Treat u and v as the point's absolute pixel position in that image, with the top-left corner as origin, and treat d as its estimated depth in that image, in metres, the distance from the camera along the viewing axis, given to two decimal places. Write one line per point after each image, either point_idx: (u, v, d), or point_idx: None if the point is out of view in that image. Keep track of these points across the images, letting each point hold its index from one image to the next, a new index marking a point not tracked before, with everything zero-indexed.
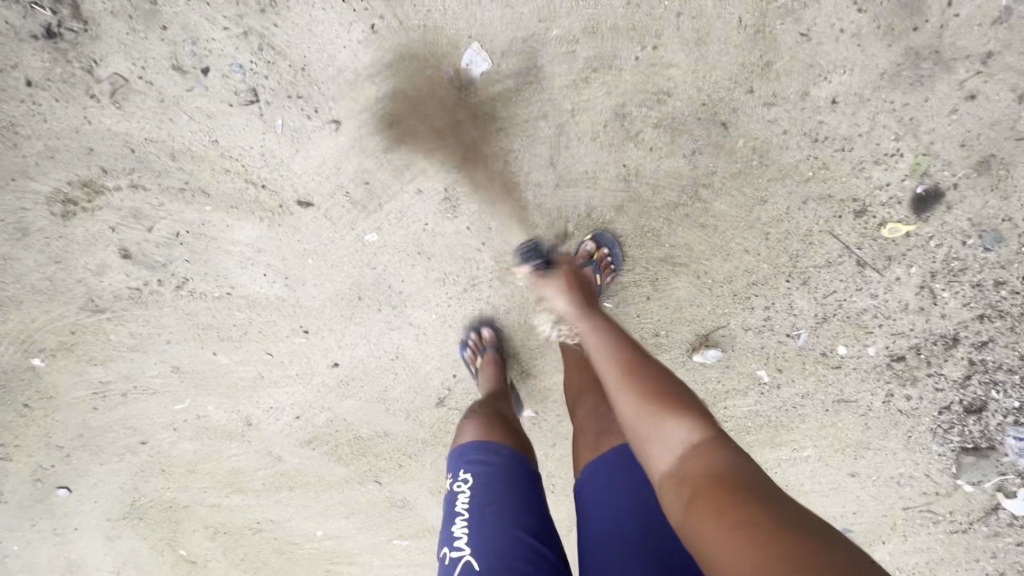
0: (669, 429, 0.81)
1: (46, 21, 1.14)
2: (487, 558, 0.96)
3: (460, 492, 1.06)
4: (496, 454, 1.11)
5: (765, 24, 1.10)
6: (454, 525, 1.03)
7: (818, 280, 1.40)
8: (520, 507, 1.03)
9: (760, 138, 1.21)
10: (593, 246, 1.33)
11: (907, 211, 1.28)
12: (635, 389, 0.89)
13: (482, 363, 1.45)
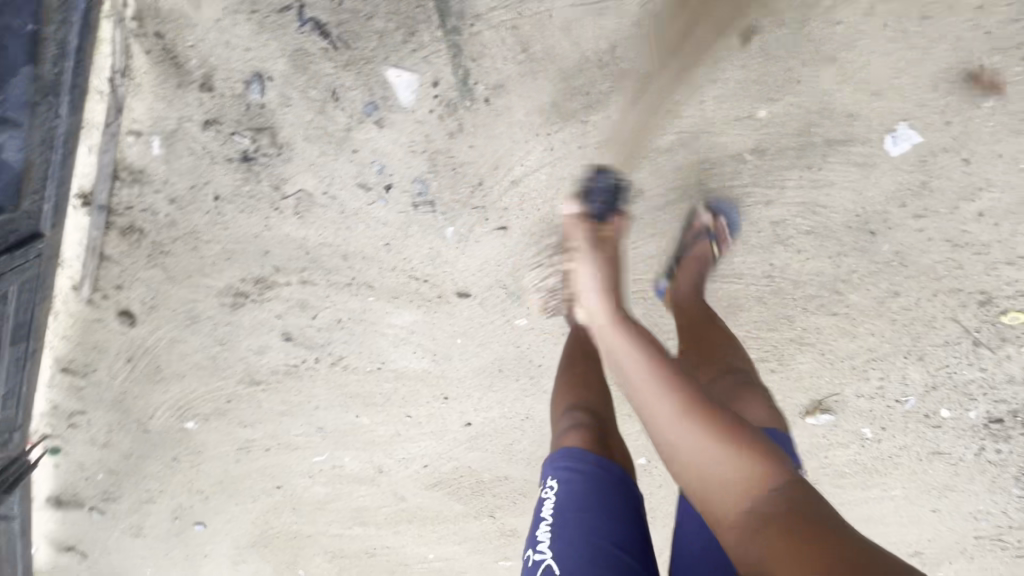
0: (722, 459, 0.78)
1: (243, 148, 1.19)
2: (569, 562, 0.94)
3: (547, 497, 1.04)
4: (584, 460, 1.05)
5: (932, 150, 1.17)
6: (539, 530, 1.00)
7: (934, 356, 1.51)
8: (608, 516, 0.98)
9: (904, 245, 1.30)
10: (711, 217, 1.21)
11: None
12: (687, 413, 0.83)
13: (567, 284, 1.34)
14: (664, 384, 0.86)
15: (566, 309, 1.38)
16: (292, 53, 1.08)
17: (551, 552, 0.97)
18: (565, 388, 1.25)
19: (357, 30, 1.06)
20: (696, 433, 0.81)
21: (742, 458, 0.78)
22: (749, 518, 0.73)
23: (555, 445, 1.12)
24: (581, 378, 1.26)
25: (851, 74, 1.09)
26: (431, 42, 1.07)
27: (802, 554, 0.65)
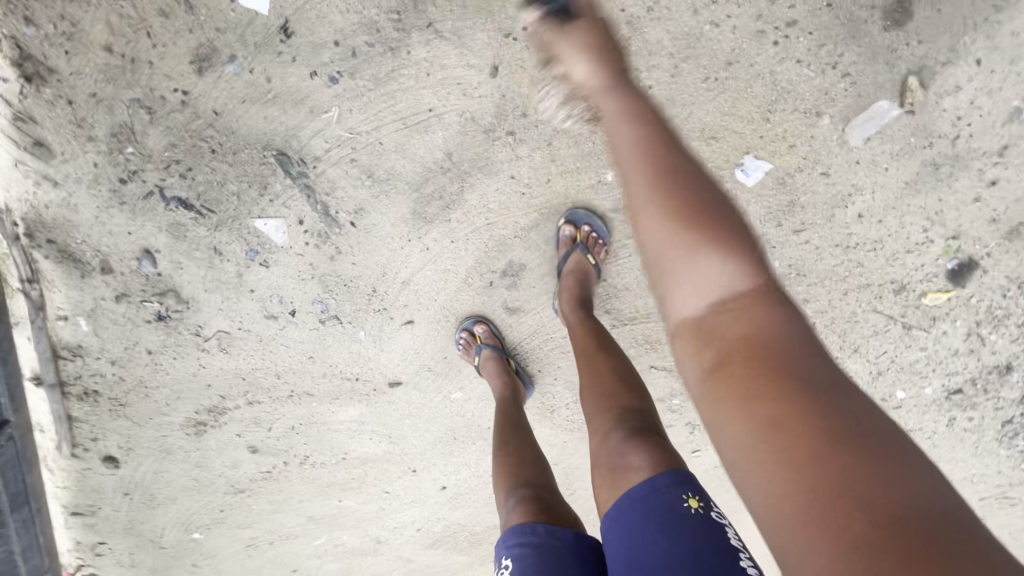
0: (704, 268, 0.68)
1: (156, 309, 1.31)
2: None
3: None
4: (534, 535, 0.95)
5: (787, 172, 1.18)
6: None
7: (869, 346, 1.51)
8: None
9: (796, 258, 1.31)
10: (572, 228, 1.22)
11: (943, 282, 1.37)
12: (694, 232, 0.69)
13: (481, 361, 1.35)
14: (681, 202, 0.71)
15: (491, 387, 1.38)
16: (167, 228, 1.18)
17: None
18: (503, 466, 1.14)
19: (216, 197, 1.15)
20: (679, 238, 0.70)
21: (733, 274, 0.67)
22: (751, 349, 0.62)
23: (506, 523, 1.02)
24: (522, 448, 1.18)
25: (681, 126, 1.12)
26: (284, 189, 1.16)
27: (830, 460, 0.54)
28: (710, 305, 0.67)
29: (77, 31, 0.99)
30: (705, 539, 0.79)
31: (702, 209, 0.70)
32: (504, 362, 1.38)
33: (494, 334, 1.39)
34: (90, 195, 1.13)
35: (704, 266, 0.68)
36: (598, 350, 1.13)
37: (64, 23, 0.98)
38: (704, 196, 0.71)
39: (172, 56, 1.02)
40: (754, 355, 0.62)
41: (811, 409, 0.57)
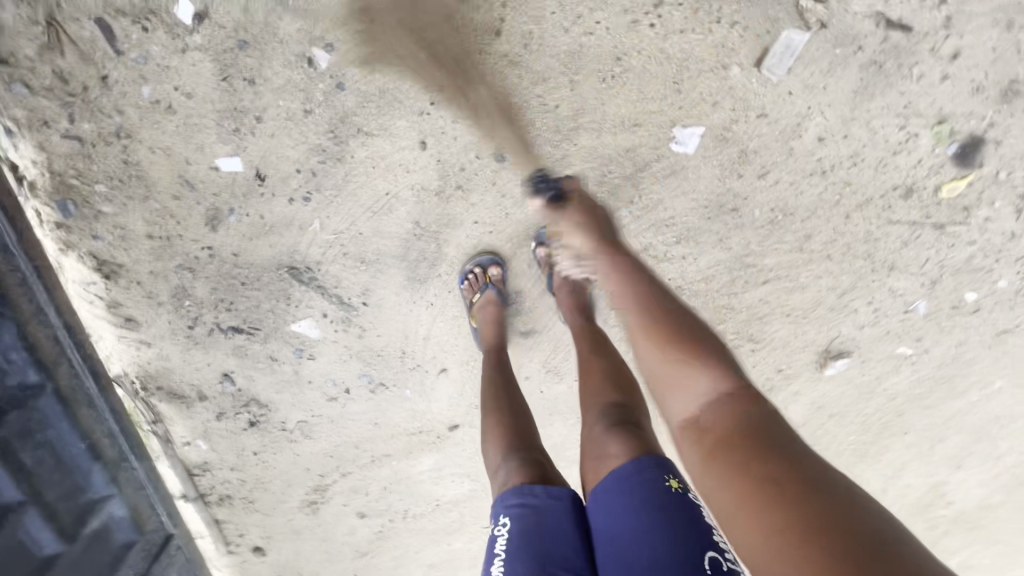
0: (695, 381, 0.84)
1: (248, 417, 1.60)
2: None
3: (498, 535, 0.90)
4: (531, 495, 0.92)
5: (723, 127, 1.21)
6: (491, 565, 0.86)
7: (906, 258, 1.40)
8: (559, 547, 0.84)
9: (774, 200, 1.29)
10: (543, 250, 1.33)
11: (954, 169, 1.26)
12: (665, 346, 0.88)
13: (484, 302, 1.35)
14: (651, 332, 0.91)
15: (479, 326, 1.38)
16: (233, 351, 1.47)
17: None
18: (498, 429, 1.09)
19: (258, 316, 1.42)
20: (662, 362, 0.88)
21: (714, 381, 0.83)
22: (712, 435, 0.78)
23: (500, 485, 0.99)
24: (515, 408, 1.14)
25: (603, 125, 1.21)
26: (304, 294, 1.40)
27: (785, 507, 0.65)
28: (694, 409, 0.83)
29: (129, 230, 1.27)
30: (684, 512, 0.79)
31: (665, 326, 0.90)
32: (502, 309, 1.38)
33: (504, 280, 1.37)
34: (173, 345, 1.43)
35: (694, 376, 0.84)
36: (592, 348, 1.17)
37: (120, 228, 1.26)
38: (672, 322, 0.90)
39: (193, 223, 1.28)
40: (710, 434, 0.79)
41: (766, 470, 0.70)
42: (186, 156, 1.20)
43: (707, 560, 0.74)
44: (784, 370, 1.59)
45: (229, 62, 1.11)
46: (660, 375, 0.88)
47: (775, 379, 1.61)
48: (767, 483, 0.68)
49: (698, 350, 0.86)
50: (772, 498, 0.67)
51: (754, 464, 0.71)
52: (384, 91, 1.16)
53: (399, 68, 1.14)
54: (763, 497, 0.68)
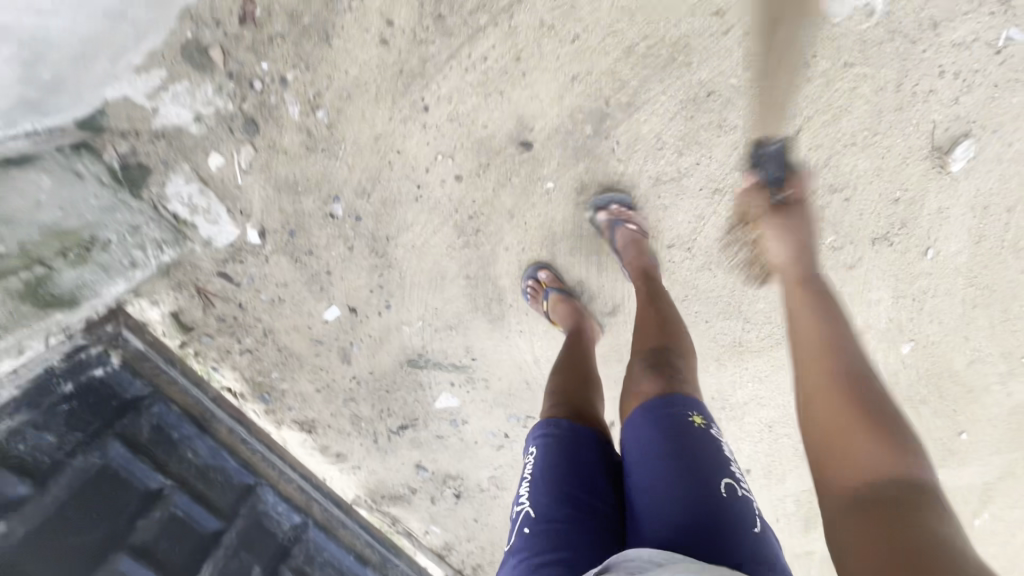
0: (868, 449, 0.80)
1: (452, 491, 1.88)
2: (545, 513, 0.91)
3: (527, 463, 1.02)
4: (562, 429, 1.02)
5: (642, 40, 1.23)
6: (518, 487, 0.98)
7: (944, 6, 1.18)
8: (582, 475, 0.96)
9: (741, 60, 1.24)
10: (606, 211, 1.40)
11: None
12: (835, 382, 0.90)
13: (551, 304, 1.47)
14: (825, 348, 0.95)
15: (560, 326, 1.48)
16: (412, 444, 1.80)
17: (528, 501, 0.95)
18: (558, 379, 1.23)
19: (411, 409, 1.75)
20: (845, 390, 0.88)
21: (888, 459, 0.78)
22: (862, 492, 0.77)
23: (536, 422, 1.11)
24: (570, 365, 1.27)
25: (546, 112, 1.32)
26: (430, 374, 1.69)
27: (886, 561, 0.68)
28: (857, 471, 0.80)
29: (304, 392, 1.72)
30: (705, 446, 0.90)
31: (839, 372, 0.91)
32: (573, 303, 1.49)
33: (556, 278, 1.51)
34: (374, 459, 1.82)
35: (871, 451, 0.80)
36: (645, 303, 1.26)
37: (299, 394, 1.72)
38: (846, 366, 0.91)
39: (335, 366, 1.69)
40: (866, 491, 0.77)
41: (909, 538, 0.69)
42: (307, 324, 1.63)
43: (723, 486, 0.86)
44: (901, 198, 1.37)
45: (292, 249, 1.52)
46: (819, 400, 0.89)
47: (898, 211, 1.39)
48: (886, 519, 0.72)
49: (865, 408, 0.85)
50: (872, 538, 0.71)
51: (889, 514, 0.73)
52: (385, 202, 1.45)
53: (385, 179, 1.42)
54: (863, 544, 0.71)
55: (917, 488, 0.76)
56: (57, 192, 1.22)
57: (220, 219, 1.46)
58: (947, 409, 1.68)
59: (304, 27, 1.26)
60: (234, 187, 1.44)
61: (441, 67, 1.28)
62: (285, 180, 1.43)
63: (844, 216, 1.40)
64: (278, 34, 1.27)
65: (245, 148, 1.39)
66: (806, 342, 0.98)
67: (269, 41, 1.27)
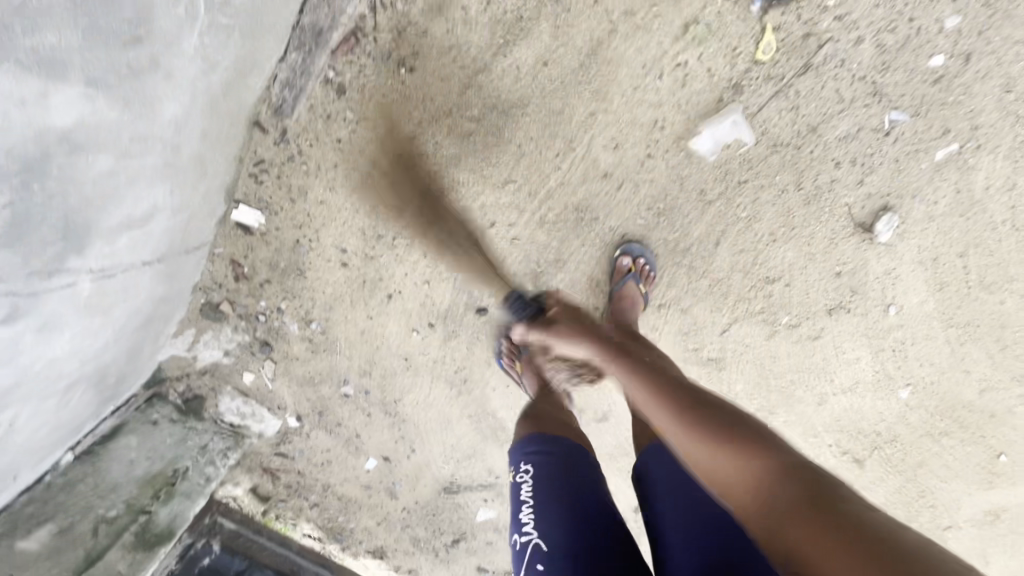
0: (745, 451, 0.75)
1: None
2: (556, 537, 0.94)
3: (523, 482, 1.04)
4: (563, 456, 1.05)
5: (549, 211, 1.38)
6: (521, 511, 1.01)
7: (818, 112, 1.22)
8: (588, 495, 0.99)
9: (642, 203, 1.35)
10: (629, 260, 1.37)
11: (758, 40, 1.16)
12: (683, 431, 0.81)
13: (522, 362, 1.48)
14: (660, 404, 0.87)
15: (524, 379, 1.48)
16: (469, 551, 2.04)
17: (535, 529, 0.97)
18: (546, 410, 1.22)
19: (459, 522, 1.99)
20: (687, 429, 0.81)
21: (758, 453, 0.74)
22: (765, 504, 0.71)
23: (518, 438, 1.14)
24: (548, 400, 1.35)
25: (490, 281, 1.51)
26: (465, 492, 1.92)
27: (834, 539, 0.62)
28: (750, 473, 0.74)
29: (368, 528, 2.01)
30: None
31: (687, 417, 0.82)
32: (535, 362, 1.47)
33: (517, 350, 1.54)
34: (441, 568, 2.08)
35: (750, 457, 0.74)
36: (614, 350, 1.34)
37: (365, 530, 2.00)
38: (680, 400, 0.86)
39: (387, 502, 1.96)
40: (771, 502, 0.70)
41: (842, 534, 0.62)
42: (353, 476, 1.92)
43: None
44: (842, 271, 1.40)
45: (324, 424, 1.81)
46: (687, 449, 0.81)
47: (845, 281, 1.42)
48: (831, 536, 0.62)
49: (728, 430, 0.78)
50: (820, 529, 0.64)
51: (811, 509, 0.66)
52: (385, 375, 1.70)
53: (379, 358, 1.67)
54: (812, 551, 0.63)
55: (819, 482, 0.70)
56: (141, 446, 1.60)
57: (264, 415, 1.78)
58: (975, 436, 1.63)
59: (282, 268, 1.54)
60: (267, 391, 1.75)
61: (395, 269, 1.52)
62: (303, 377, 1.72)
63: (792, 297, 1.45)
64: (265, 279, 1.56)
65: (267, 363, 1.70)
66: (657, 409, 0.88)
67: (261, 286, 1.57)
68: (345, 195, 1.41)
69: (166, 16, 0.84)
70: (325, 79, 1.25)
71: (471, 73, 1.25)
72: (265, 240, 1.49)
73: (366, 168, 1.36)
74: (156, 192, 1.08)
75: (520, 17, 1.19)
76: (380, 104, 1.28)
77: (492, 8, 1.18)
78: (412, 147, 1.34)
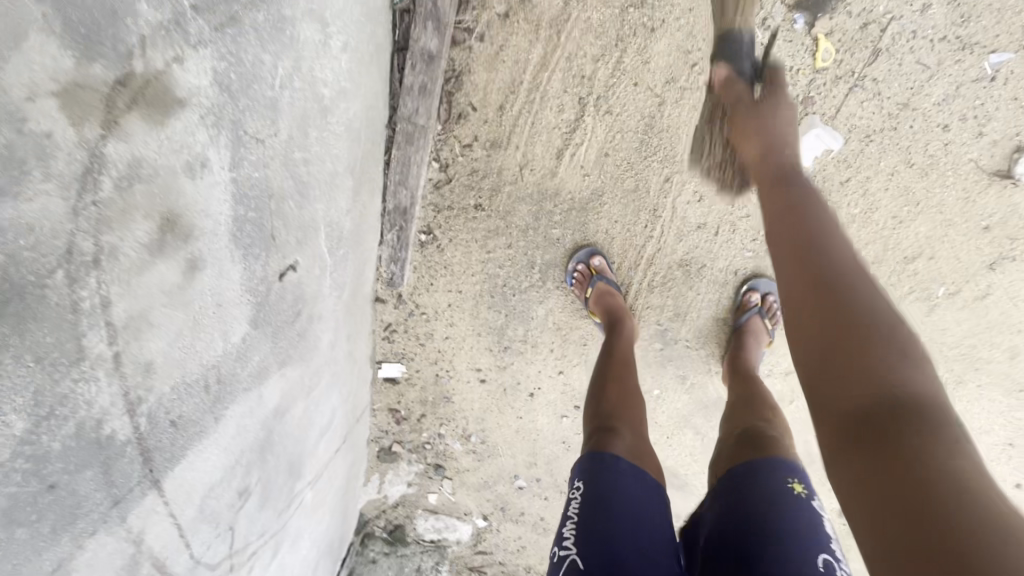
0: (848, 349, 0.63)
1: None
2: (598, 561, 0.74)
3: (572, 498, 0.84)
4: (611, 464, 0.85)
5: (655, 274, 1.40)
6: (563, 527, 0.81)
7: (905, 88, 1.15)
8: (647, 520, 0.79)
9: (746, 236, 1.33)
10: (758, 294, 1.38)
11: (813, 51, 1.12)
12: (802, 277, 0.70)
13: (595, 295, 1.35)
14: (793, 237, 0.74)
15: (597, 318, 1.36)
16: None
17: (575, 547, 0.77)
18: (609, 402, 1.03)
19: None
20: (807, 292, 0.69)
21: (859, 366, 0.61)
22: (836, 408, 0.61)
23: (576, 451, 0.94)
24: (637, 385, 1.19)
25: None
26: None
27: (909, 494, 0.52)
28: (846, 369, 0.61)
29: None
30: (805, 520, 0.70)
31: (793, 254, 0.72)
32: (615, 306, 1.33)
33: (605, 273, 1.36)
34: None
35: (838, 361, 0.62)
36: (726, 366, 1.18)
37: None
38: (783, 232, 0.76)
39: None
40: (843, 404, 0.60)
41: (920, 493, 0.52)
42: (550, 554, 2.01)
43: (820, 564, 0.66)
44: (991, 223, 1.28)
45: (509, 517, 1.93)
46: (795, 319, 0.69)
47: (998, 231, 1.29)
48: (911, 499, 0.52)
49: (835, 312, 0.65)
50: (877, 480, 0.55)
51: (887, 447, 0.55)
52: (550, 460, 1.78)
53: (540, 448, 1.76)
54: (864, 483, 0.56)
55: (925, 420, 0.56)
56: None
57: (456, 523, 1.93)
58: None
59: (431, 401, 1.69)
60: (451, 505, 1.90)
61: (528, 371, 1.60)
62: (479, 484, 1.85)
63: (942, 266, 1.34)
64: (420, 414, 1.71)
65: (444, 482, 1.85)
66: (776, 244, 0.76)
67: (419, 421, 1.72)
68: (464, 324, 1.53)
69: (311, 285, 0.99)
70: (419, 242, 1.38)
71: (542, 187, 1.31)
72: (411, 383, 1.65)
73: (476, 297, 1.47)
74: (333, 399, 1.26)
75: (570, 124, 1.24)
76: (470, 243, 1.39)
77: (543, 127, 1.25)
78: (509, 267, 1.42)
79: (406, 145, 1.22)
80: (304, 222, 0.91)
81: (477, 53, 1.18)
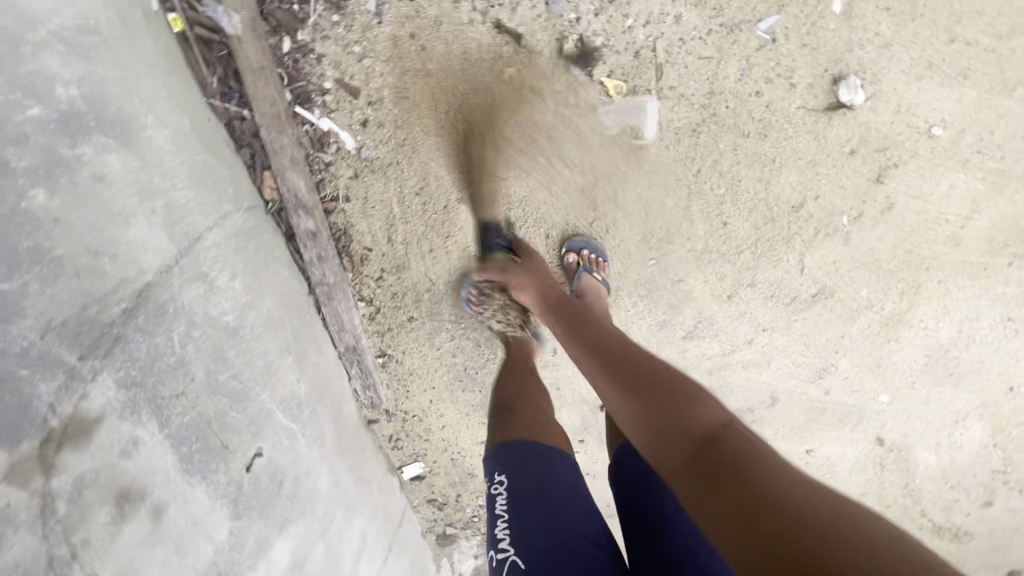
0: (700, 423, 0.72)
1: None
2: (532, 552, 0.83)
3: (496, 494, 0.93)
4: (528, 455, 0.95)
5: None
6: (495, 527, 0.89)
7: (699, 83, 1.28)
8: (574, 501, 0.89)
9: (641, 249, 1.44)
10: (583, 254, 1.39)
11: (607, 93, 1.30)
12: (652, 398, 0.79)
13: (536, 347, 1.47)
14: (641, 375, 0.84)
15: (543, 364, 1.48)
16: None
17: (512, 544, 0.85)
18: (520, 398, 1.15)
19: None
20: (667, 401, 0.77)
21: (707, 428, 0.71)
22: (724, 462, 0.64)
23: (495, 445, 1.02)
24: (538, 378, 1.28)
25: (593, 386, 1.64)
26: None
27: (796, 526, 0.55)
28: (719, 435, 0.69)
29: None
30: None
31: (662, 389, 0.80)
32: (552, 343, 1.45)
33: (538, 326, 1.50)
34: None
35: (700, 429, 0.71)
36: None
37: None
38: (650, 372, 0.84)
39: None
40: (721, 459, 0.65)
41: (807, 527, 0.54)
42: None
43: None
44: (853, 145, 1.33)
45: None
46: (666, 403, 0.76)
47: (864, 148, 1.33)
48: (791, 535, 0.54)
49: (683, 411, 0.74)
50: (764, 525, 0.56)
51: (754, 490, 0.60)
52: None
53: None
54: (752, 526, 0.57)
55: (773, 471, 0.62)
56: None
57: None
58: None
59: (459, 483, 1.84)
60: None
61: None
62: None
63: (832, 199, 1.38)
64: (456, 496, 1.87)
65: None
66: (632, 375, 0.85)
67: (458, 502, 1.88)
68: (451, 411, 1.70)
69: None
70: (380, 364, 1.60)
71: (454, 283, 1.49)
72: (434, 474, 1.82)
73: (449, 386, 1.66)
74: None
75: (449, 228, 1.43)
76: (420, 347, 1.59)
77: (430, 240, 1.44)
78: (462, 353, 1.60)
79: (330, 301, 1.44)
80: (254, 417, 1.14)
81: (350, 210, 1.39)
